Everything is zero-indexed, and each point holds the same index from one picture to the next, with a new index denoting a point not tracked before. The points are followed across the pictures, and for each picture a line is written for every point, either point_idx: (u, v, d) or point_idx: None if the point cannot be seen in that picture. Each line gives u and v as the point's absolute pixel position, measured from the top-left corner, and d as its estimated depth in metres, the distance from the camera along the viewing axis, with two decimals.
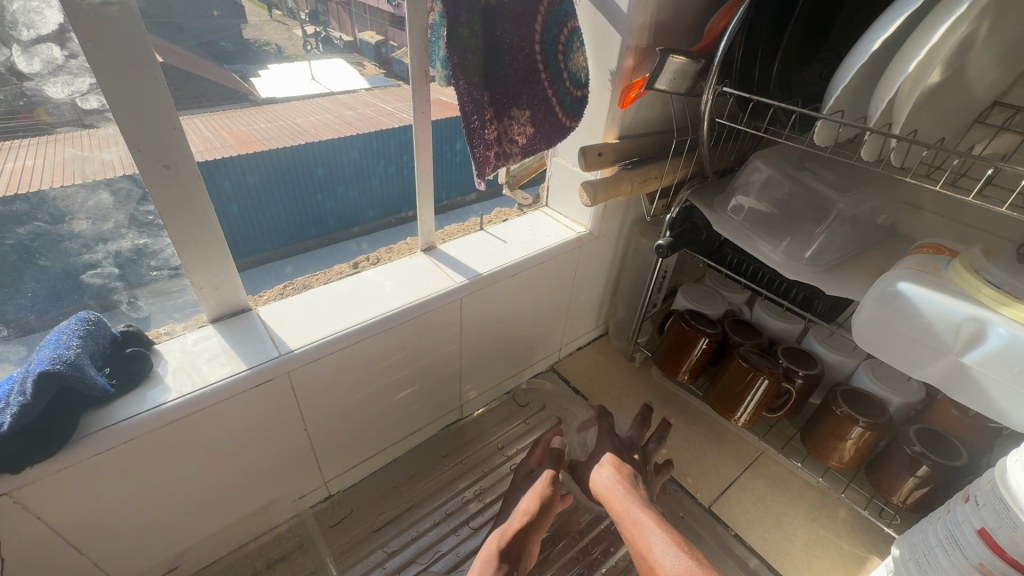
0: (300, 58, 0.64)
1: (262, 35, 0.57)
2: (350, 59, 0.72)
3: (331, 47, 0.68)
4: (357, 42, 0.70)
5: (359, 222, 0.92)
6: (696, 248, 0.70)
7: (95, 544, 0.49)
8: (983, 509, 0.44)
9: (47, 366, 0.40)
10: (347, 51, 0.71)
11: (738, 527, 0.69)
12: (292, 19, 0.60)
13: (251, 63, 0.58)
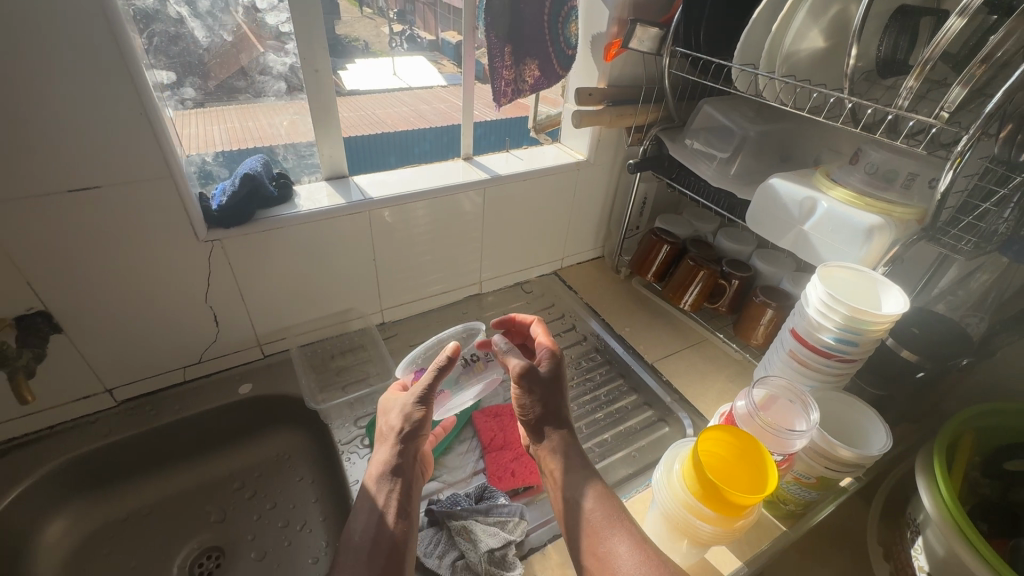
0: (384, 52, 0.95)
1: (353, 31, 0.85)
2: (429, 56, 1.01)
3: (415, 45, 0.99)
4: (437, 42, 0.99)
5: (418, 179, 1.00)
6: (660, 172, 0.96)
7: (250, 296, 0.82)
8: (796, 316, 0.67)
9: (247, 173, 0.74)
10: (429, 50, 1.01)
11: (670, 377, 0.94)
12: (381, 17, 0.92)
13: (341, 55, 0.82)
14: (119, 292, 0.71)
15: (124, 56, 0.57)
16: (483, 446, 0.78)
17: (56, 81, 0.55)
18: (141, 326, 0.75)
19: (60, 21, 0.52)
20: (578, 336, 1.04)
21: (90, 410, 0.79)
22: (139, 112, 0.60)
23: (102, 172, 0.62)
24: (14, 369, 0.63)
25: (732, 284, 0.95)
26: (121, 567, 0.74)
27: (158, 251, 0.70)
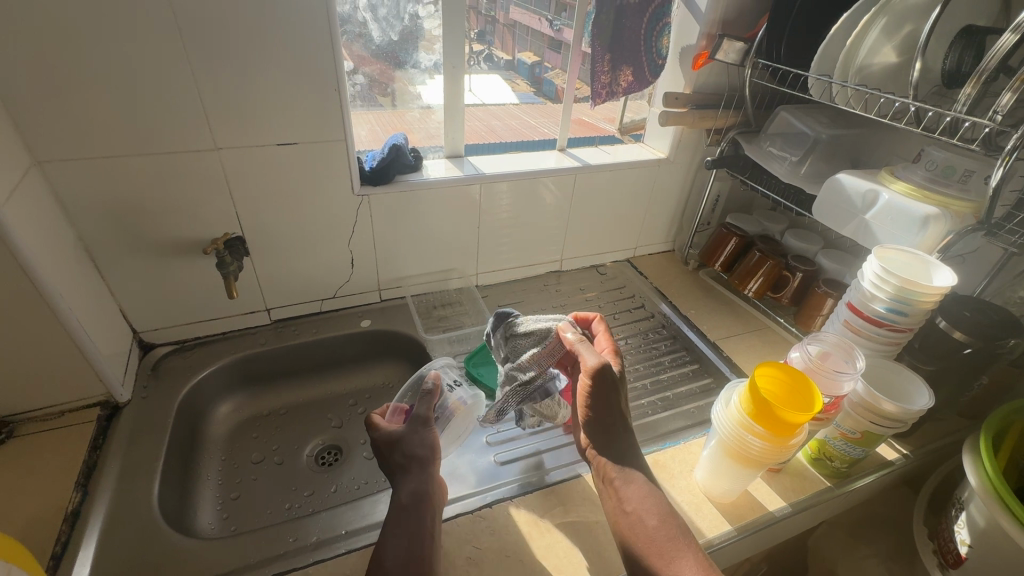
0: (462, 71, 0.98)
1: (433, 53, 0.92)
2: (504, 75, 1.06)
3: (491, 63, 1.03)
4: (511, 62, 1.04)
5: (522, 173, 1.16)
6: (735, 169, 1.07)
7: (382, 246, 1.01)
8: (851, 292, 0.77)
9: (395, 144, 0.93)
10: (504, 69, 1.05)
11: (731, 354, 1.04)
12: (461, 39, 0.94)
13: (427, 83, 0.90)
14: (293, 230, 0.91)
15: (332, 45, 0.76)
16: None
17: (285, 61, 0.75)
18: (300, 259, 0.96)
19: (297, 18, 0.73)
20: (647, 314, 1.16)
21: (252, 324, 1.00)
22: (333, 88, 0.80)
23: (300, 132, 0.82)
24: (229, 271, 0.81)
25: (796, 275, 1.03)
26: (267, 447, 0.93)
27: (325, 199, 0.90)
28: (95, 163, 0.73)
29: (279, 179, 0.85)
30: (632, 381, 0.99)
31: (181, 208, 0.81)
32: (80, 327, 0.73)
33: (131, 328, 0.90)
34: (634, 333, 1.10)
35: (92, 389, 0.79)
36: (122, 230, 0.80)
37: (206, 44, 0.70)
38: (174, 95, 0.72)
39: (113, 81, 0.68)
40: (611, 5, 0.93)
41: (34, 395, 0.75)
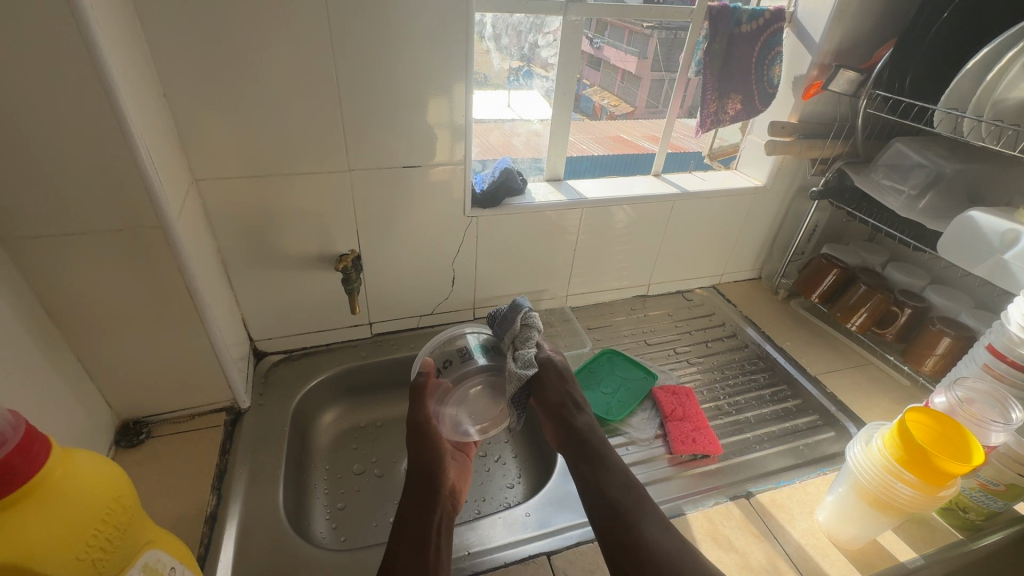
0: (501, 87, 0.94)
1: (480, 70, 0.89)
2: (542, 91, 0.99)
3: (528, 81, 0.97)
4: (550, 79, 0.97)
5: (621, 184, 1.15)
6: (840, 202, 1.05)
7: (483, 265, 1.03)
8: (994, 333, 0.74)
9: (507, 167, 0.95)
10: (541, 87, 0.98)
11: (834, 390, 1.01)
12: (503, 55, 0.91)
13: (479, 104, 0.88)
14: (406, 248, 0.94)
15: (465, 75, 0.79)
16: (664, 415, 0.90)
17: (421, 90, 0.78)
18: (408, 276, 0.98)
19: (438, 50, 0.76)
20: (740, 343, 1.14)
21: (355, 337, 1.03)
22: (461, 115, 0.83)
23: (425, 156, 0.85)
24: (352, 288, 0.89)
25: (905, 311, 1.00)
26: (368, 458, 0.95)
27: (438, 219, 0.93)
28: (243, 181, 0.77)
29: (401, 200, 0.88)
30: (734, 412, 0.96)
31: (309, 225, 0.85)
32: (220, 337, 0.77)
33: (249, 336, 0.94)
34: (728, 362, 1.08)
35: (220, 394, 0.82)
36: (255, 244, 0.84)
37: (355, 74, 0.74)
38: (321, 121, 0.76)
39: (270, 107, 0.73)
40: (723, 34, 0.93)
41: (171, 398, 0.79)
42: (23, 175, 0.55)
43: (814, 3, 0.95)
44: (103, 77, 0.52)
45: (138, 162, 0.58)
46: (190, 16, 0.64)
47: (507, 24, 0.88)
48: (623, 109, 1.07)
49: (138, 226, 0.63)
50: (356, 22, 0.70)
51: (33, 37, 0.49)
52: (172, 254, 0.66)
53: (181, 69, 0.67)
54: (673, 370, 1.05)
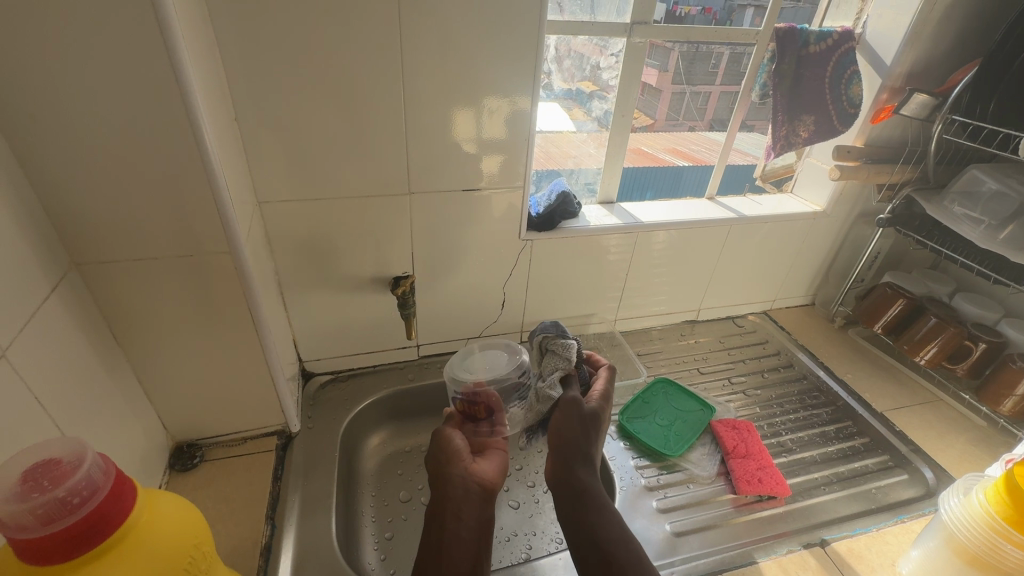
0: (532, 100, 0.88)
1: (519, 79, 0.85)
2: (561, 105, 0.93)
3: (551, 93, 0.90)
4: (569, 90, 0.92)
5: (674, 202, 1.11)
6: (909, 229, 1.03)
7: (534, 289, 1.01)
8: None
9: (563, 191, 0.93)
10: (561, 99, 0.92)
11: (903, 428, 0.95)
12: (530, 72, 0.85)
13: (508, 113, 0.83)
14: (459, 271, 0.93)
15: (530, 98, 0.78)
16: (726, 452, 0.87)
17: (485, 112, 0.77)
18: (459, 299, 0.97)
19: (504, 73, 0.75)
20: (797, 374, 1.09)
21: (402, 359, 1.01)
22: (522, 138, 0.82)
23: (485, 179, 0.84)
24: (409, 312, 0.89)
25: (980, 347, 0.94)
26: (414, 485, 0.91)
27: (493, 242, 0.91)
28: (304, 204, 0.77)
29: (457, 222, 0.87)
30: (797, 449, 0.92)
31: (366, 247, 0.84)
32: (277, 360, 0.76)
33: (298, 357, 0.93)
34: (786, 395, 1.03)
35: (273, 418, 0.81)
36: (311, 266, 0.83)
37: (422, 97, 0.73)
38: (385, 143, 0.75)
39: (337, 130, 0.72)
40: (792, 55, 0.90)
41: (225, 421, 0.78)
42: (103, 200, 0.55)
43: (885, 24, 0.93)
44: (189, 103, 0.52)
45: (214, 188, 0.57)
46: (267, 39, 0.63)
47: (569, 46, 0.86)
48: (643, 122, 0.97)
49: (208, 251, 0.62)
50: (428, 46, 0.69)
51: (127, 64, 0.48)
52: (239, 278, 0.65)
53: (254, 92, 0.66)
54: (729, 402, 1.01)
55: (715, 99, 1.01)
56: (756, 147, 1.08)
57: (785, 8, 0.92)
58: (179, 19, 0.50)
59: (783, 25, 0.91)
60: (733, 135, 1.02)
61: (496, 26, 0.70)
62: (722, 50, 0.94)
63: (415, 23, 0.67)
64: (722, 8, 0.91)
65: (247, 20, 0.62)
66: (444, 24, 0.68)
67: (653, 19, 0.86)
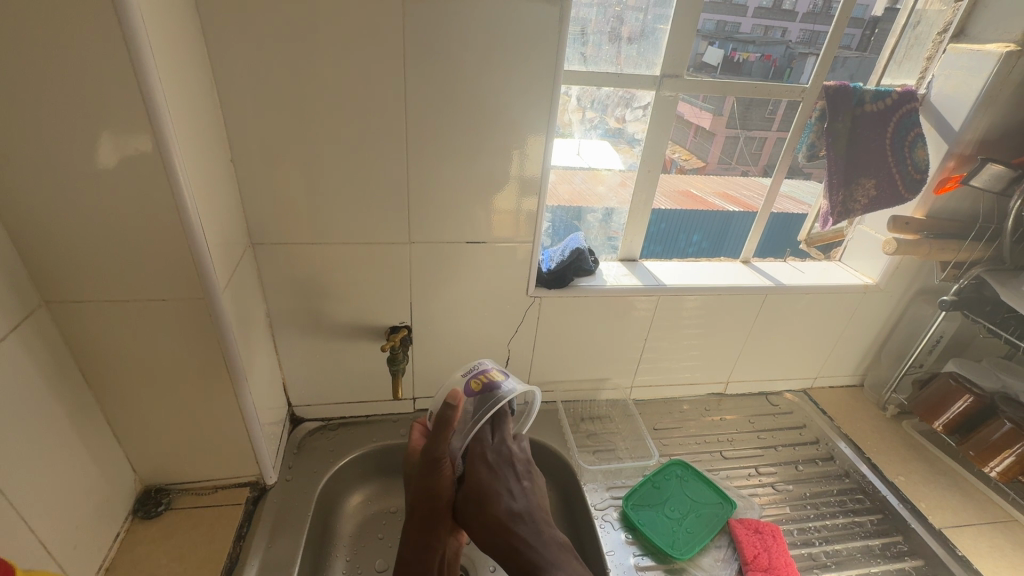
0: (570, 136, 0.83)
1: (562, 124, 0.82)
2: (612, 142, 0.87)
3: (599, 132, 0.85)
4: (623, 131, 0.85)
5: (726, 250, 1.04)
6: (978, 313, 0.89)
7: (541, 349, 0.93)
8: None
9: (580, 247, 0.88)
10: (611, 138, 0.86)
11: (967, 552, 0.81)
12: (566, 106, 0.81)
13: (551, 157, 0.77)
14: (461, 325, 0.87)
15: (544, 151, 0.73)
16: (744, 561, 0.75)
17: (494, 165, 0.73)
18: (460, 354, 0.91)
19: (516, 126, 0.71)
20: (838, 469, 0.95)
21: (397, 411, 0.96)
22: (534, 193, 0.77)
23: (492, 232, 0.79)
24: (397, 368, 0.82)
25: None
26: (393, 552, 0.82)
27: (499, 297, 0.86)
28: (298, 248, 0.74)
29: (462, 277, 0.82)
30: (831, 566, 0.78)
31: (362, 294, 0.80)
32: (255, 410, 0.72)
33: (287, 402, 0.89)
34: (821, 491, 0.90)
35: (247, 468, 0.77)
36: (305, 310, 0.80)
37: (425, 148, 0.70)
38: (386, 191, 0.72)
39: (336, 175, 0.70)
40: (845, 113, 0.82)
41: (197, 469, 0.75)
42: (76, 240, 0.53)
43: (954, 86, 0.84)
44: (165, 153, 0.50)
45: (190, 235, 0.55)
46: (267, 88, 0.63)
47: (593, 97, 0.81)
48: (694, 164, 0.92)
49: (181, 297, 0.59)
50: (433, 98, 0.67)
51: (106, 114, 0.48)
52: (213, 327, 0.62)
53: (252, 135, 0.65)
54: (754, 496, 0.89)
55: (771, 145, 0.90)
56: (813, 195, 0.97)
57: (837, 56, 0.83)
58: (162, 69, 0.49)
59: (833, 83, 0.83)
60: (780, 181, 0.92)
61: (506, 79, 0.67)
62: (781, 99, 0.85)
63: (420, 75, 0.65)
64: (783, 54, 0.83)
65: (248, 67, 0.61)
66: (450, 77, 0.66)
67: (685, 71, 0.80)
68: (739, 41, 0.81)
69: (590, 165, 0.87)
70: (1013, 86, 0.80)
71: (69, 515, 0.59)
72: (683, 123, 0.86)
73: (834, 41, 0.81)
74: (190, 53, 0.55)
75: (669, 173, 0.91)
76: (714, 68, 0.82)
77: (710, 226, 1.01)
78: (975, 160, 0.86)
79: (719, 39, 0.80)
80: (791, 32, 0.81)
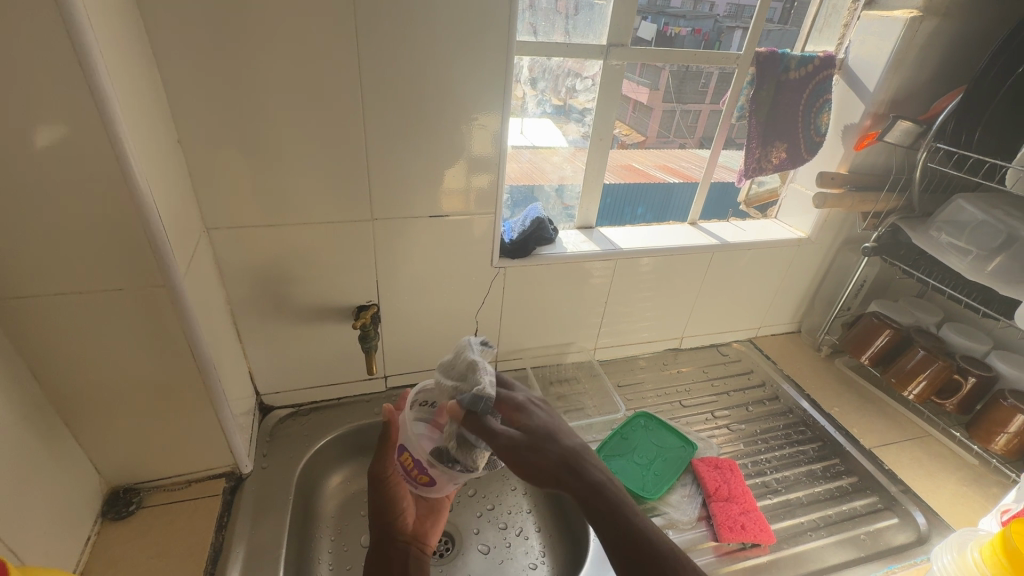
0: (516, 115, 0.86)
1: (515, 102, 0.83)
2: (553, 120, 0.89)
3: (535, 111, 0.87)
4: (562, 108, 0.89)
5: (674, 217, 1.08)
6: (895, 257, 1.00)
7: (508, 319, 0.96)
8: None
9: (540, 215, 0.90)
10: (551, 116, 0.89)
11: (893, 466, 0.92)
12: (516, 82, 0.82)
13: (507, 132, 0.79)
14: (429, 299, 0.88)
15: (500, 125, 0.75)
16: (707, 494, 0.82)
17: (451, 139, 0.74)
18: (428, 329, 0.92)
19: (471, 99, 0.72)
20: (783, 407, 1.05)
21: (369, 391, 0.96)
22: (493, 167, 0.78)
23: (454, 205, 0.80)
24: (369, 346, 0.82)
25: (970, 380, 0.90)
26: None
27: (463, 270, 0.87)
28: (256, 231, 0.72)
29: (425, 252, 0.83)
30: (782, 491, 0.87)
31: (326, 274, 0.80)
32: (225, 399, 0.70)
33: (254, 391, 0.87)
34: (768, 427, 1.00)
35: (220, 459, 0.75)
36: (267, 295, 0.78)
37: (382, 123, 0.69)
38: (345, 168, 0.71)
39: (291, 153, 0.68)
40: (771, 80, 0.89)
41: (167, 464, 0.73)
42: (16, 231, 0.50)
43: (868, 50, 0.92)
44: (113, 133, 0.48)
45: (145, 220, 0.53)
46: (212, 63, 0.60)
47: (544, 68, 0.83)
48: (635, 139, 0.96)
49: (139, 286, 0.57)
50: (389, 71, 0.66)
51: (44, 95, 0.45)
52: (176, 315, 0.60)
53: (199, 115, 0.62)
54: (712, 438, 0.96)
55: (706, 117, 0.97)
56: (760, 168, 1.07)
57: (767, 28, 0.89)
58: (103, 45, 0.46)
59: (763, 50, 0.88)
60: (717, 152, 0.98)
61: (461, 53, 0.68)
62: (717, 69, 0.91)
63: (374, 50, 0.64)
64: (712, 27, 0.88)
65: (191, 43, 0.58)
66: (405, 51, 0.65)
67: (630, 41, 0.83)
68: (671, 15, 0.85)
69: (534, 143, 0.90)
70: (917, 51, 0.89)
71: (35, 523, 0.57)
72: (622, 98, 0.88)
73: (762, 13, 0.86)
74: (129, 28, 0.52)
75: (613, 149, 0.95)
76: (649, 41, 0.85)
77: (653, 197, 1.05)
78: (887, 119, 0.94)
79: (651, 14, 0.83)
80: (718, 6, 0.86)
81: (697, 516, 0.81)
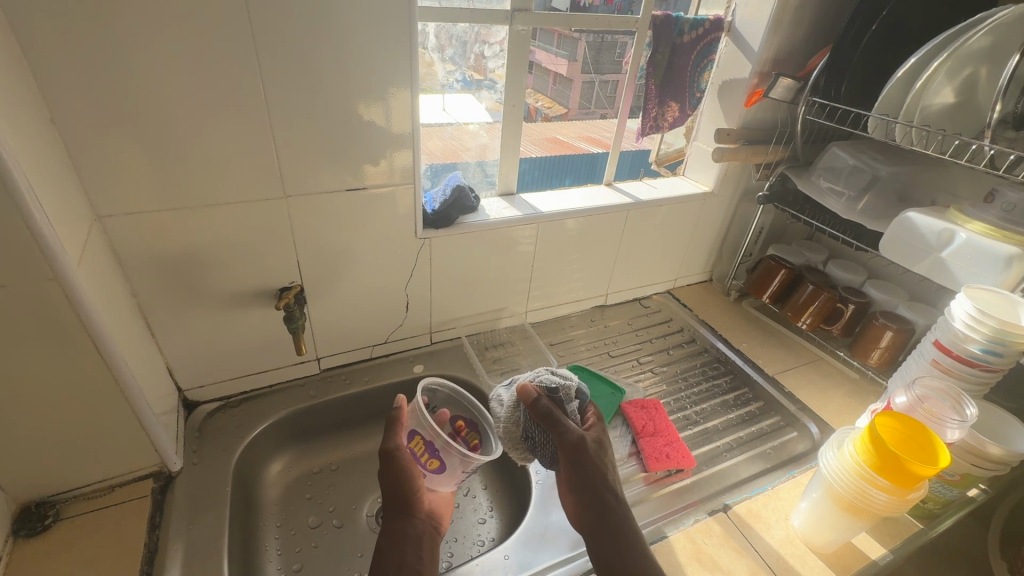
0: (433, 90, 0.86)
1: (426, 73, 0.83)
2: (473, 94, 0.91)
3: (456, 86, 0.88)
4: (481, 81, 0.90)
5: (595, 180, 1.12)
6: (785, 203, 1.11)
7: (438, 289, 0.97)
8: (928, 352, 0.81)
9: (460, 183, 0.91)
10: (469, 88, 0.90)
11: (792, 388, 1.04)
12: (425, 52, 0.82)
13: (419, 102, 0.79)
14: (355, 275, 0.87)
15: (412, 98, 0.75)
16: (636, 432, 0.89)
17: (359, 108, 0.72)
18: (358, 306, 0.91)
19: (377, 67, 0.70)
20: (699, 348, 1.15)
21: (302, 374, 0.94)
22: (409, 136, 0.78)
23: (370, 177, 0.79)
24: (296, 326, 0.81)
25: (849, 307, 1.04)
26: (325, 507, 0.85)
27: (387, 243, 0.86)
28: (156, 216, 0.68)
29: (345, 227, 0.81)
30: (700, 421, 0.97)
31: (241, 257, 0.76)
32: (142, 398, 0.67)
33: (175, 387, 0.83)
34: (686, 367, 1.09)
35: (144, 460, 0.72)
36: (177, 285, 0.74)
37: (284, 94, 0.67)
38: (248, 143, 0.68)
39: (185, 131, 0.64)
40: (666, 43, 0.96)
41: (84, 472, 0.68)
42: None
43: (751, 12, 0.99)
44: None
45: (20, 208, 0.48)
46: (80, 33, 0.54)
47: (451, 35, 0.83)
48: (558, 111, 1.00)
49: (24, 281, 0.52)
50: (284, 38, 0.63)
51: None
52: (73, 311, 0.56)
53: (72, 92, 0.57)
54: (638, 382, 1.04)
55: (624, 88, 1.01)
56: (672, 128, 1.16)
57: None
58: None
59: (660, 13, 0.93)
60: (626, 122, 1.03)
61: (360, 17, 0.66)
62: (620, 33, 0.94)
63: (265, 15, 0.61)
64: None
65: (50, 10, 0.52)
66: (299, 17, 0.63)
67: (534, 7, 0.85)
68: None
69: (457, 119, 0.92)
70: (793, 12, 0.98)
71: None
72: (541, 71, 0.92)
73: None
74: None
75: (535, 122, 0.98)
76: (564, 10, 0.88)
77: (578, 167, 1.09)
78: (771, 77, 1.02)
79: None
80: None
81: (628, 453, 0.88)
